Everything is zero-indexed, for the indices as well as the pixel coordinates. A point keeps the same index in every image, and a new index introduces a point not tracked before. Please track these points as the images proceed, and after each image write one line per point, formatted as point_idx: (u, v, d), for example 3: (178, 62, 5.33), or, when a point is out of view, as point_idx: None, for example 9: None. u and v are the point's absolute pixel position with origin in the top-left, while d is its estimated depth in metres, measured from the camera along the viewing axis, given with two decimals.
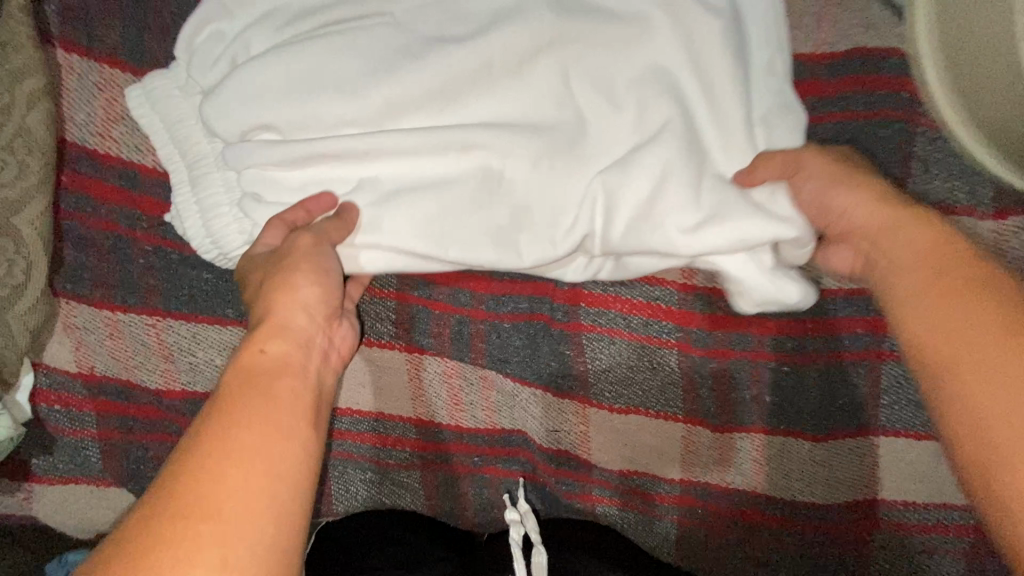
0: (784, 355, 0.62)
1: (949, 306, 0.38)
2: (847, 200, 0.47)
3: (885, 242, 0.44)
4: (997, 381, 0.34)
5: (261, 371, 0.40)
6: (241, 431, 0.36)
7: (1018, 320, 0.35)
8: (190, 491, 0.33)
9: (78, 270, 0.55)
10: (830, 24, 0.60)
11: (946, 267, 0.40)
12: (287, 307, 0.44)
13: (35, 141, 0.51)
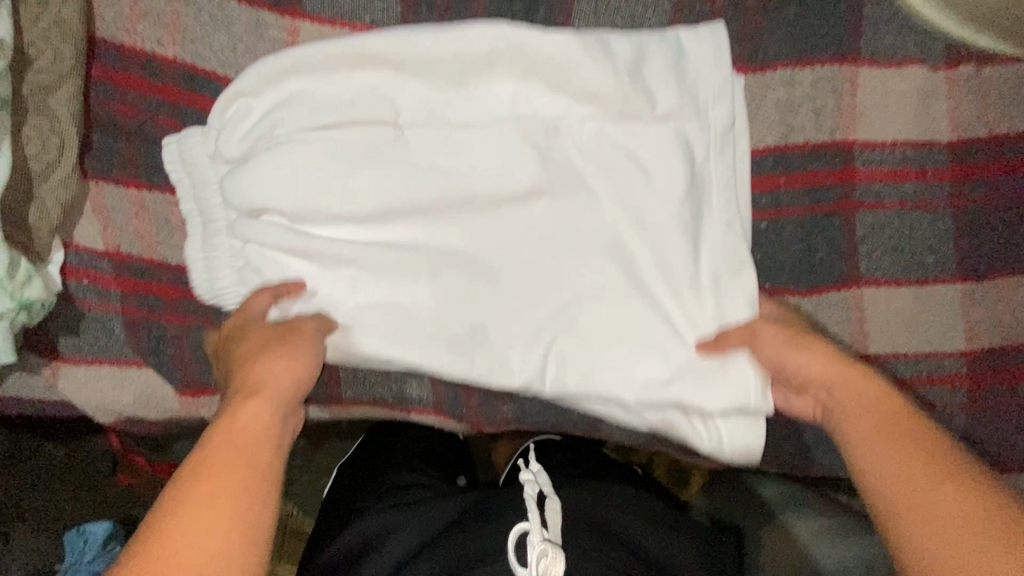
0: (762, 211, 0.66)
1: (897, 453, 0.42)
2: (803, 358, 0.51)
3: (843, 381, 0.48)
4: (943, 516, 0.38)
5: (242, 432, 0.44)
6: (206, 518, 0.39)
7: (947, 470, 0.40)
8: (156, 540, 0.37)
9: (107, 152, 0.61)
10: None
11: (885, 410, 0.45)
12: (270, 373, 0.50)
13: (69, 31, 0.57)
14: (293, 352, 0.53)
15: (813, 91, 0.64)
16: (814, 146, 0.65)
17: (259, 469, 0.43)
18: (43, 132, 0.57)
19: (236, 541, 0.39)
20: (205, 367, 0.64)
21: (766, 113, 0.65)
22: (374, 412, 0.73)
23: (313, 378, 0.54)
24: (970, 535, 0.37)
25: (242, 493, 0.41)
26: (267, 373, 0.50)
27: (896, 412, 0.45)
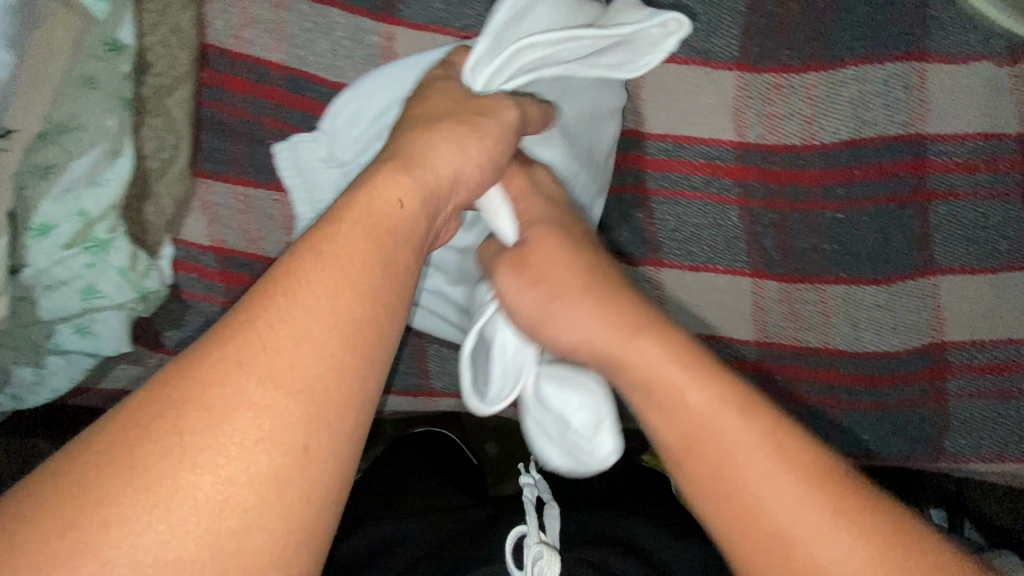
0: (837, 202, 0.67)
1: (738, 421, 0.41)
2: (577, 317, 0.47)
3: (557, 321, 0.48)
4: (765, 490, 0.39)
5: (376, 218, 0.39)
6: (301, 309, 0.34)
7: (778, 441, 0.40)
8: (259, 319, 0.33)
9: (215, 152, 0.64)
10: None
11: (714, 385, 0.42)
12: (428, 156, 0.45)
13: (186, 38, 0.61)
14: (459, 141, 0.47)
15: (885, 87, 0.66)
16: (887, 139, 0.67)
17: (390, 274, 0.38)
18: (160, 131, 0.60)
19: (351, 350, 0.34)
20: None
21: (840, 108, 0.66)
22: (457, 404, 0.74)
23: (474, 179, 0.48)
24: (795, 492, 0.38)
25: (363, 291, 0.36)
26: (432, 164, 0.45)
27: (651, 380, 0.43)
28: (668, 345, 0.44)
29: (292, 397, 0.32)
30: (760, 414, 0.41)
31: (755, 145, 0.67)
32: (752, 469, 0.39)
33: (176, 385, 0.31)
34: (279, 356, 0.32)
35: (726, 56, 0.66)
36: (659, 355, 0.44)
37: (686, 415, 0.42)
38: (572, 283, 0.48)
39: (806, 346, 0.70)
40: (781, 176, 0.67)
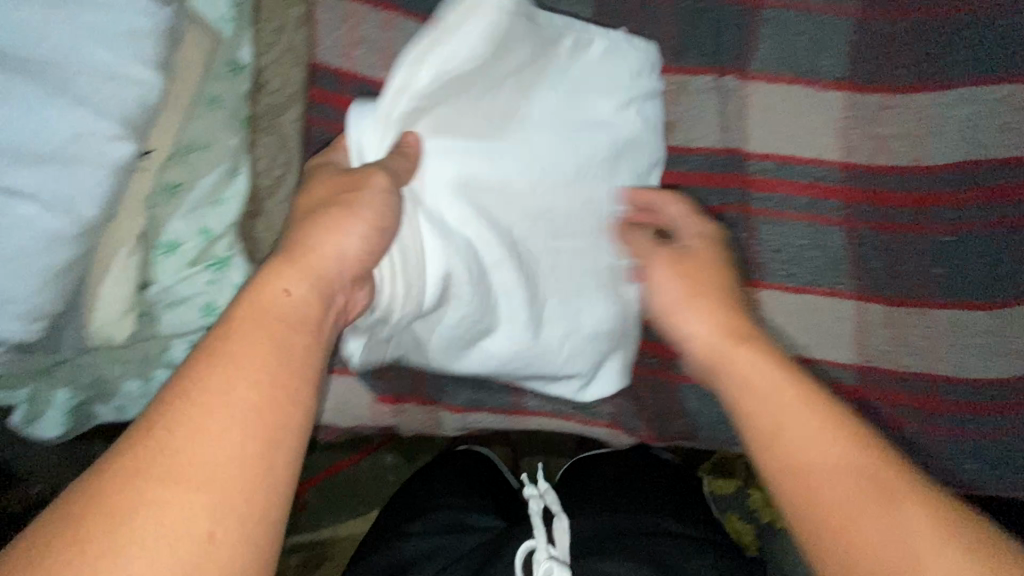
0: (947, 225, 0.65)
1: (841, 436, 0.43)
2: (695, 328, 0.55)
3: (731, 360, 0.51)
4: (875, 500, 0.40)
5: (271, 309, 0.40)
6: (201, 410, 0.35)
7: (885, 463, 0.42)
8: (158, 426, 0.34)
9: None
10: None
11: (821, 404, 0.45)
12: (318, 243, 0.45)
13: (298, 56, 0.60)
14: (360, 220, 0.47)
15: (1000, 107, 0.64)
16: (1002, 160, 0.64)
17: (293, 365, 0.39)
18: (272, 151, 0.59)
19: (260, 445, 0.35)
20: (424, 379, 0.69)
21: (949, 130, 0.65)
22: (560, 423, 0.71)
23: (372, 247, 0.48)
24: (902, 511, 0.39)
25: (270, 386, 0.37)
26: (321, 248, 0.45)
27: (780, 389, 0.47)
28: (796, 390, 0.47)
29: (196, 499, 0.33)
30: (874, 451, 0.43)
31: (862, 166, 0.66)
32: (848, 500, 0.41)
33: (92, 497, 0.32)
34: (194, 462, 0.33)
35: (833, 76, 0.66)
36: (791, 396, 0.46)
37: (799, 448, 0.44)
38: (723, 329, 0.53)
39: (906, 371, 0.67)
40: (887, 197, 0.66)
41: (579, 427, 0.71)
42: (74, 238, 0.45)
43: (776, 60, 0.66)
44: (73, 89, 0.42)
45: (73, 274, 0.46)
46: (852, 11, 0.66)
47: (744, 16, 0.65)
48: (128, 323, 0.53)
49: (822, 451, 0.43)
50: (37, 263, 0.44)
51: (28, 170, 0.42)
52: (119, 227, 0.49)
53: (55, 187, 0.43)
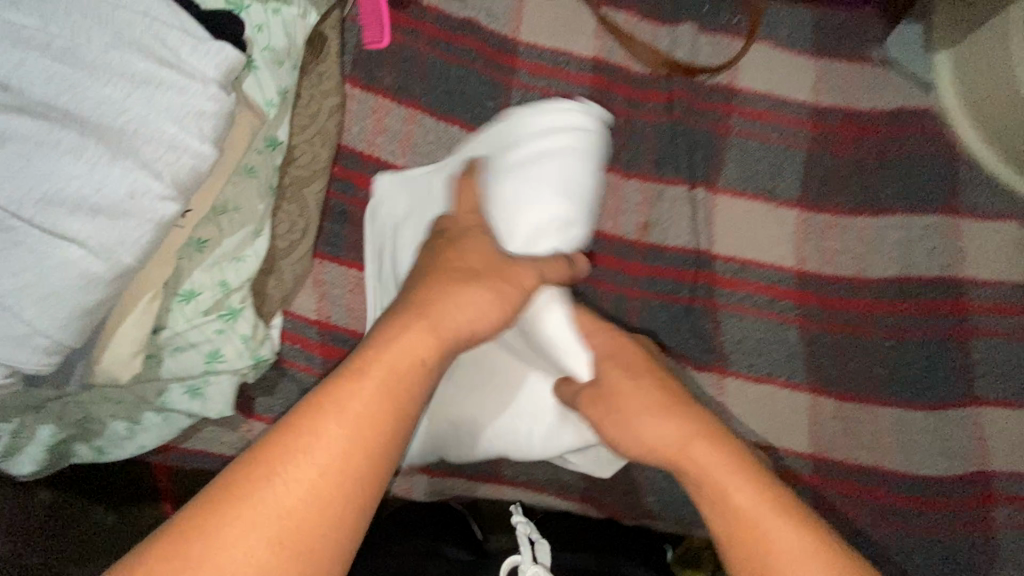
0: (889, 331, 0.74)
1: (783, 536, 0.44)
2: (645, 425, 0.51)
3: (693, 465, 0.49)
4: None
5: (399, 370, 0.42)
6: (314, 458, 0.38)
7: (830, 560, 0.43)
8: (284, 459, 0.38)
9: (336, 237, 0.71)
10: (885, 87, 0.80)
11: (767, 501, 0.46)
12: (456, 307, 0.47)
13: (326, 137, 0.69)
14: (491, 296, 0.49)
15: (926, 235, 0.76)
16: (929, 278, 0.74)
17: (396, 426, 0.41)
18: (293, 215, 0.67)
19: (343, 502, 0.38)
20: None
21: (886, 248, 0.76)
22: (534, 495, 0.73)
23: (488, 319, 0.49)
24: None
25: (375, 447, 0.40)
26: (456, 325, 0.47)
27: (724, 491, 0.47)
28: (765, 498, 0.46)
29: (285, 538, 0.36)
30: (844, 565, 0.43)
31: (814, 274, 0.75)
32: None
33: (206, 509, 0.36)
34: (296, 497, 0.37)
35: (790, 195, 0.77)
36: (763, 510, 0.45)
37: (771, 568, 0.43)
38: (686, 425, 0.50)
39: (859, 464, 0.72)
40: (837, 302, 0.75)
41: (554, 500, 0.73)
42: (107, 282, 0.49)
43: (740, 178, 0.77)
44: (137, 154, 0.49)
45: (96, 313, 0.50)
46: (805, 143, 0.78)
47: (713, 140, 0.77)
48: (136, 365, 0.56)
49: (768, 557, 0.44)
50: (66, 302, 0.47)
51: (82, 218, 0.47)
52: (148, 273, 0.54)
53: (99, 234, 0.48)
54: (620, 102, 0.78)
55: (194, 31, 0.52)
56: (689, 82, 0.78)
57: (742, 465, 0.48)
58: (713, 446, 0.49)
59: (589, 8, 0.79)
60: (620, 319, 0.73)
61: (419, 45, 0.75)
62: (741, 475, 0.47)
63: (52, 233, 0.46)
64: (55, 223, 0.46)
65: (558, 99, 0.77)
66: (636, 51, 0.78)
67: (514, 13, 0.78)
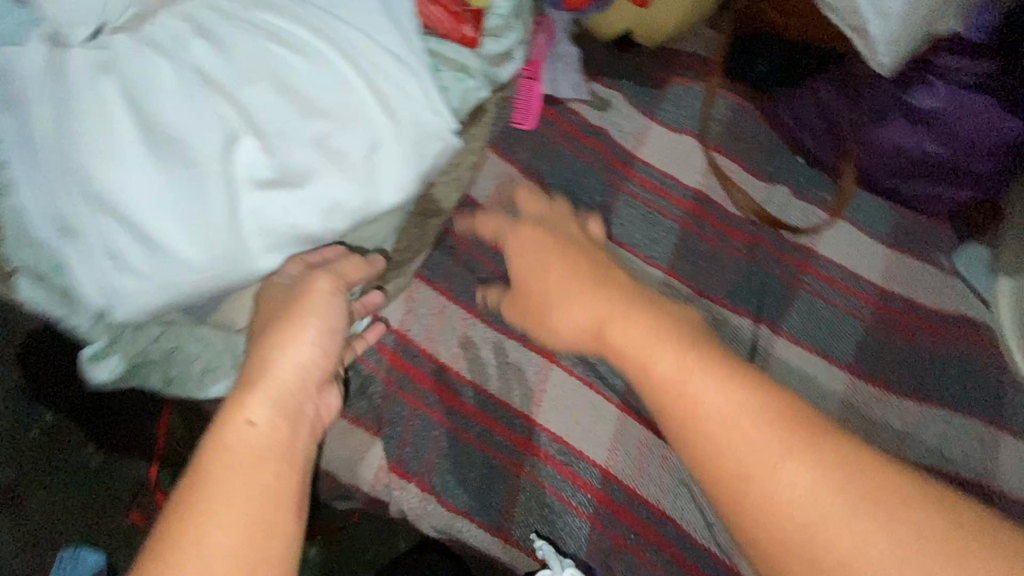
0: None
1: (714, 383, 0.46)
2: (578, 312, 0.58)
3: (648, 352, 0.50)
4: (804, 473, 0.41)
5: (237, 447, 0.46)
6: (214, 516, 0.42)
7: (758, 403, 0.45)
8: (187, 522, 0.42)
9: (437, 265, 0.80)
10: (944, 295, 0.88)
11: (711, 366, 0.47)
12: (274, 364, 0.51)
13: (460, 183, 0.81)
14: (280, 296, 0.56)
15: (963, 436, 0.79)
16: (962, 479, 0.76)
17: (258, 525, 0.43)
18: (412, 238, 0.78)
19: (256, 526, 0.43)
20: (435, 467, 0.74)
21: (927, 437, 0.78)
22: (531, 564, 0.74)
23: (312, 358, 0.53)
24: (841, 510, 0.40)
25: (251, 546, 0.42)
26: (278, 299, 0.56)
27: (616, 314, 0.55)
28: (703, 372, 0.47)
29: None
30: (854, 475, 0.41)
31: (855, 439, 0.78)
32: (838, 529, 0.39)
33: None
34: (210, 555, 0.41)
35: (843, 359, 0.82)
36: (752, 436, 0.43)
37: (781, 496, 0.41)
38: (601, 304, 0.56)
39: None
40: None
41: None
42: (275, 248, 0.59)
43: (801, 328, 0.83)
44: (334, 157, 0.59)
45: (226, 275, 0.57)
46: (866, 317, 0.85)
47: (784, 288, 0.85)
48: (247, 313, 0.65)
49: (750, 439, 0.43)
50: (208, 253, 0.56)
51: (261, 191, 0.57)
52: None
53: (271, 206, 0.58)
54: (709, 231, 0.87)
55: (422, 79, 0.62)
56: (774, 234, 0.88)
57: (761, 405, 0.44)
58: (716, 380, 0.46)
59: (703, 148, 0.91)
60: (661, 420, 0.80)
61: (555, 138, 0.90)
62: (753, 425, 0.43)
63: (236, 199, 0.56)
64: (243, 187, 0.57)
65: (657, 213, 0.88)
66: (734, 196, 0.89)
67: (639, 135, 0.92)
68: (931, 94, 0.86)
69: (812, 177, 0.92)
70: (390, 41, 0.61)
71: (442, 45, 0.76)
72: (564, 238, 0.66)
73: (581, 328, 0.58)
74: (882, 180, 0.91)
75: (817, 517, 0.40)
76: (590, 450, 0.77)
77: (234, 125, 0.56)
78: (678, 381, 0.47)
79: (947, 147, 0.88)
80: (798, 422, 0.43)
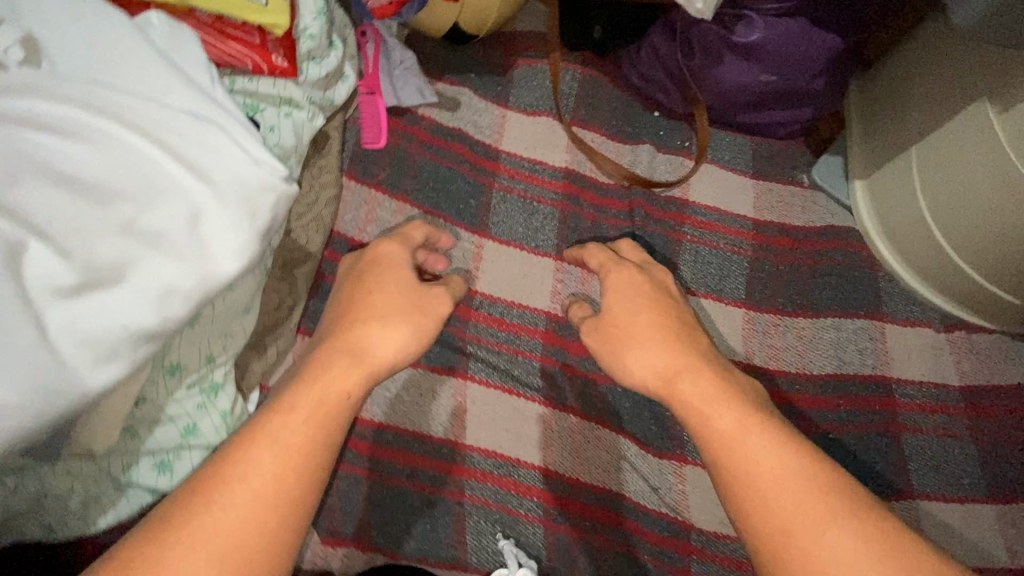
0: (828, 425, 0.80)
1: (754, 427, 0.56)
2: (653, 352, 0.66)
3: (696, 380, 0.62)
4: (810, 493, 0.50)
5: (322, 402, 0.54)
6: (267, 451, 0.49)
7: (785, 442, 0.55)
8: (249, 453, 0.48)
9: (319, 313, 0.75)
10: (812, 209, 0.93)
11: (747, 406, 0.59)
12: (374, 344, 0.60)
13: (321, 222, 0.76)
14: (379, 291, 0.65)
15: (856, 336, 0.84)
16: (862, 377, 0.82)
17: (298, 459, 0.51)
18: (281, 293, 0.71)
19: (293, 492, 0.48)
20: (371, 522, 0.72)
21: (824, 347, 0.84)
22: None
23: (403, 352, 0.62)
24: (839, 524, 0.48)
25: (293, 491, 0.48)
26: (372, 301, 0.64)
27: (686, 364, 0.64)
28: (745, 414, 0.58)
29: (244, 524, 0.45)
30: (868, 525, 0.48)
31: (763, 368, 0.82)
32: (838, 540, 0.47)
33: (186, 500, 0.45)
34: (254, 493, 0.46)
35: (736, 296, 0.85)
36: (784, 478, 0.52)
37: (784, 508, 0.50)
38: (676, 353, 0.65)
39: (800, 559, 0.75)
40: (783, 397, 0.81)
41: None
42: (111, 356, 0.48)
43: (693, 279, 0.85)
44: (153, 241, 0.50)
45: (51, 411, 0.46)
46: (747, 251, 0.88)
47: (669, 244, 0.87)
48: (114, 433, 0.57)
49: (765, 456, 0.54)
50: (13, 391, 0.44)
51: (66, 302, 0.47)
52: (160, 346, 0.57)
53: (85, 316, 0.47)
54: (587, 207, 0.87)
55: (239, 133, 0.55)
56: (647, 195, 0.89)
57: (802, 459, 0.53)
58: (769, 440, 0.55)
59: (562, 125, 0.91)
60: (586, 405, 0.80)
61: (412, 148, 0.85)
62: (783, 467, 0.53)
63: (37, 322, 0.46)
64: (40, 303, 0.46)
65: (534, 201, 0.87)
66: (601, 165, 0.89)
67: (497, 127, 0.90)
68: (750, 26, 0.84)
69: (670, 130, 0.96)
70: (187, 101, 0.54)
71: (255, 83, 0.70)
72: (658, 289, 0.73)
73: (652, 370, 0.65)
74: (730, 116, 0.95)
75: (806, 522, 0.49)
76: (525, 454, 0.76)
77: (5, 234, 0.45)
78: (736, 435, 0.56)
79: (779, 74, 0.88)
80: (822, 470, 0.52)
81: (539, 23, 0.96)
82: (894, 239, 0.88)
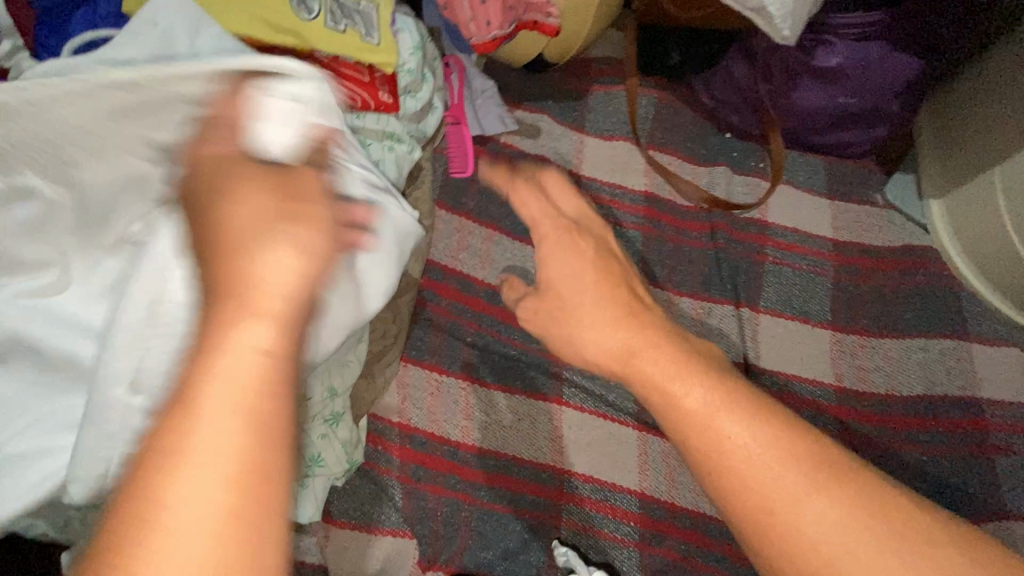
0: (921, 446, 0.79)
1: (726, 409, 0.40)
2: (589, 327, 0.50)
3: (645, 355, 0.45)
4: (791, 474, 0.37)
5: (247, 343, 0.30)
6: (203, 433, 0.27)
7: (757, 411, 0.40)
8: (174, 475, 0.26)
9: (419, 341, 0.77)
10: (886, 229, 0.94)
11: (701, 370, 0.43)
12: (265, 270, 0.33)
13: (418, 249, 0.77)
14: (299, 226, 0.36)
15: (942, 357, 0.85)
16: (950, 397, 0.82)
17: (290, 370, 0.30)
18: (387, 322, 0.73)
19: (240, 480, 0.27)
20: (470, 546, 0.72)
21: (910, 368, 0.84)
22: None
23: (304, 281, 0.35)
24: (841, 515, 0.36)
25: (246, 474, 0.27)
26: (240, 212, 0.36)
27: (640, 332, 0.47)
28: (715, 384, 0.42)
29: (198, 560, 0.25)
30: (848, 490, 0.36)
31: (851, 390, 0.83)
32: (848, 548, 0.35)
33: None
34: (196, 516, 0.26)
35: (821, 317, 0.86)
36: (766, 454, 0.38)
37: (793, 519, 0.36)
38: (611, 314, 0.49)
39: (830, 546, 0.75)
40: (871, 418, 0.81)
41: None
42: None
43: (777, 300, 0.86)
44: None
45: None
46: (829, 272, 0.89)
47: (752, 266, 0.88)
48: None
49: (742, 437, 0.39)
50: None
51: None
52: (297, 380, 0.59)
53: None
54: (669, 230, 0.89)
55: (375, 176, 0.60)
56: (727, 216, 0.90)
57: (778, 434, 0.39)
58: (742, 414, 0.40)
59: (639, 150, 0.92)
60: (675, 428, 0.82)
61: (497, 177, 0.87)
62: (780, 460, 0.38)
63: None
64: None
65: (616, 225, 0.88)
66: (681, 187, 0.90)
67: (578, 154, 0.91)
68: (830, 50, 0.87)
69: (743, 151, 0.96)
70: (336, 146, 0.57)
71: (362, 119, 0.71)
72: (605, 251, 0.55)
73: (607, 351, 0.48)
74: (804, 136, 0.96)
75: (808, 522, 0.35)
76: (620, 478, 0.77)
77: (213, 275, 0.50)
78: (705, 411, 0.41)
79: (858, 96, 0.90)
80: (822, 448, 0.38)
81: (613, 50, 0.98)
82: (975, 258, 0.88)
